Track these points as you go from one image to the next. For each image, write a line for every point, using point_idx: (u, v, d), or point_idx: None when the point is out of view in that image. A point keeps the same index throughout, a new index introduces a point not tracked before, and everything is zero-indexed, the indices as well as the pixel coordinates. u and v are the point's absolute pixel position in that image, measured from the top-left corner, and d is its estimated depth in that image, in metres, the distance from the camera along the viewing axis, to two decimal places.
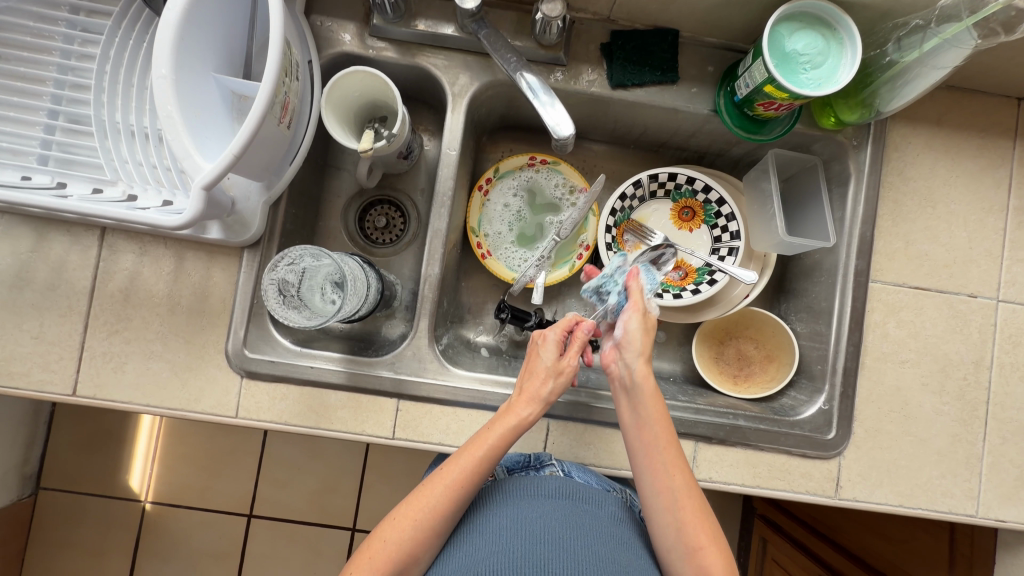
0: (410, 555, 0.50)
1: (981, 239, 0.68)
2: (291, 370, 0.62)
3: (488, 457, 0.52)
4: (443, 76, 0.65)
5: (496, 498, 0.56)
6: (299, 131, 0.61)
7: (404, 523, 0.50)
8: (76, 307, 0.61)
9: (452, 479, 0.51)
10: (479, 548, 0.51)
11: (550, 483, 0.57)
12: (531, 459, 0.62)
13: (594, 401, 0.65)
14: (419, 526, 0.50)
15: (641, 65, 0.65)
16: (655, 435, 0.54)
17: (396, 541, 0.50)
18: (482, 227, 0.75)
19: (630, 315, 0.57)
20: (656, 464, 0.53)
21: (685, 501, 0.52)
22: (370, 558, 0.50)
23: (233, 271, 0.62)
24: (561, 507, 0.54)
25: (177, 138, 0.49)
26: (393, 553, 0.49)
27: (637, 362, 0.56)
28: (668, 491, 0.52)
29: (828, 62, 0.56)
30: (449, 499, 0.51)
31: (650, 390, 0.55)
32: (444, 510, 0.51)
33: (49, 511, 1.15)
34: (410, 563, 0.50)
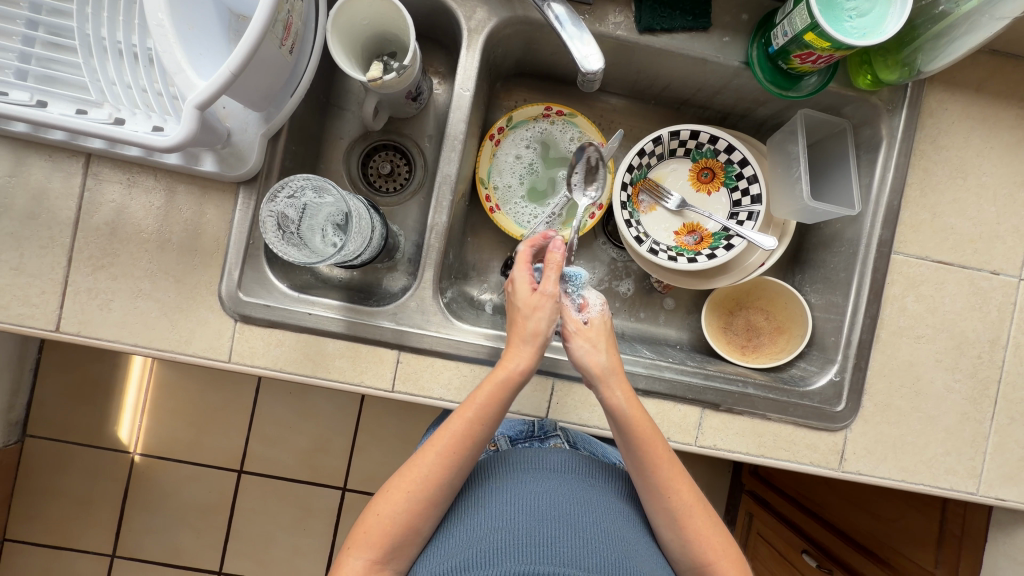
0: (409, 525, 0.48)
1: (1009, 214, 0.65)
2: (287, 315, 0.59)
3: (481, 421, 0.49)
4: (459, 9, 0.60)
5: (499, 471, 0.54)
6: (302, 60, 0.56)
7: (397, 498, 0.48)
8: (59, 239, 0.57)
9: (443, 447, 0.49)
10: (481, 521, 0.49)
11: (556, 457, 0.55)
12: (535, 428, 0.61)
13: None
14: (414, 498, 0.48)
15: (672, 8, 0.60)
16: (647, 460, 0.50)
17: (390, 515, 0.48)
18: (492, 178, 0.71)
19: (573, 345, 0.53)
20: (652, 488, 0.51)
21: (688, 521, 0.50)
22: (365, 533, 0.47)
23: (227, 209, 0.59)
24: (565, 482, 0.53)
25: (168, 50, 0.45)
26: (387, 527, 0.47)
27: (609, 392, 0.51)
28: (669, 511, 0.51)
29: (876, 10, 0.52)
30: (441, 467, 0.48)
31: (637, 418, 0.51)
32: (438, 481, 0.48)
33: (36, 457, 1.13)
34: (411, 533, 0.48)
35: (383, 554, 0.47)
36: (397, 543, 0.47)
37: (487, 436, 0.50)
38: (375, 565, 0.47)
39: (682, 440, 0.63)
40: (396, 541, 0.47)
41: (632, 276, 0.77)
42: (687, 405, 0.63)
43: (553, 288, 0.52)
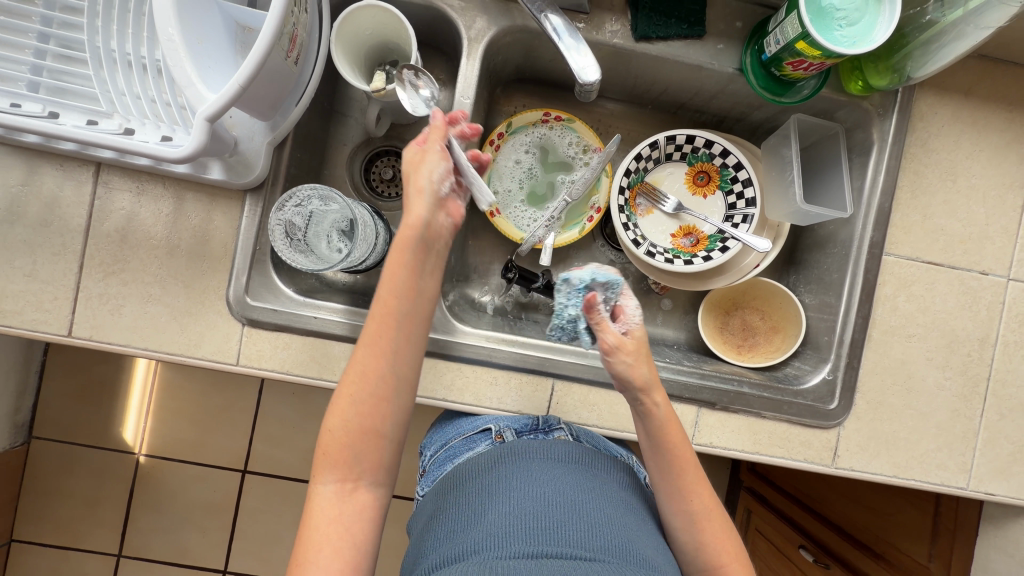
0: (366, 431, 0.48)
1: (998, 215, 0.67)
2: (293, 319, 0.60)
3: (398, 293, 0.49)
4: (459, 18, 0.61)
5: (504, 458, 0.55)
6: (306, 70, 0.58)
7: (346, 404, 0.48)
8: (70, 246, 0.59)
9: (370, 336, 0.49)
10: (490, 507, 0.50)
11: (562, 447, 0.56)
12: (540, 422, 0.60)
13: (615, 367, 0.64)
14: (362, 400, 0.48)
15: (667, 16, 0.62)
16: (671, 463, 0.53)
17: (343, 424, 0.48)
18: (492, 183, 0.73)
19: (614, 360, 0.52)
20: (672, 490, 0.53)
21: (704, 525, 0.52)
22: (326, 456, 0.48)
23: (234, 216, 0.60)
24: (571, 470, 0.54)
25: (178, 65, 0.46)
26: (344, 439, 0.47)
27: (655, 398, 0.53)
28: (686, 513, 0.53)
29: (865, 19, 0.54)
30: (375, 357, 0.48)
31: (667, 419, 0.54)
32: (373, 372, 0.48)
33: (43, 458, 1.15)
34: (368, 436, 0.48)
35: (349, 471, 0.47)
36: (359, 453, 0.47)
37: (411, 307, 0.49)
38: (344, 485, 0.47)
39: None
40: (354, 452, 0.47)
41: (630, 278, 0.79)
42: (683, 404, 0.65)
43: (433, 146, 0.51)
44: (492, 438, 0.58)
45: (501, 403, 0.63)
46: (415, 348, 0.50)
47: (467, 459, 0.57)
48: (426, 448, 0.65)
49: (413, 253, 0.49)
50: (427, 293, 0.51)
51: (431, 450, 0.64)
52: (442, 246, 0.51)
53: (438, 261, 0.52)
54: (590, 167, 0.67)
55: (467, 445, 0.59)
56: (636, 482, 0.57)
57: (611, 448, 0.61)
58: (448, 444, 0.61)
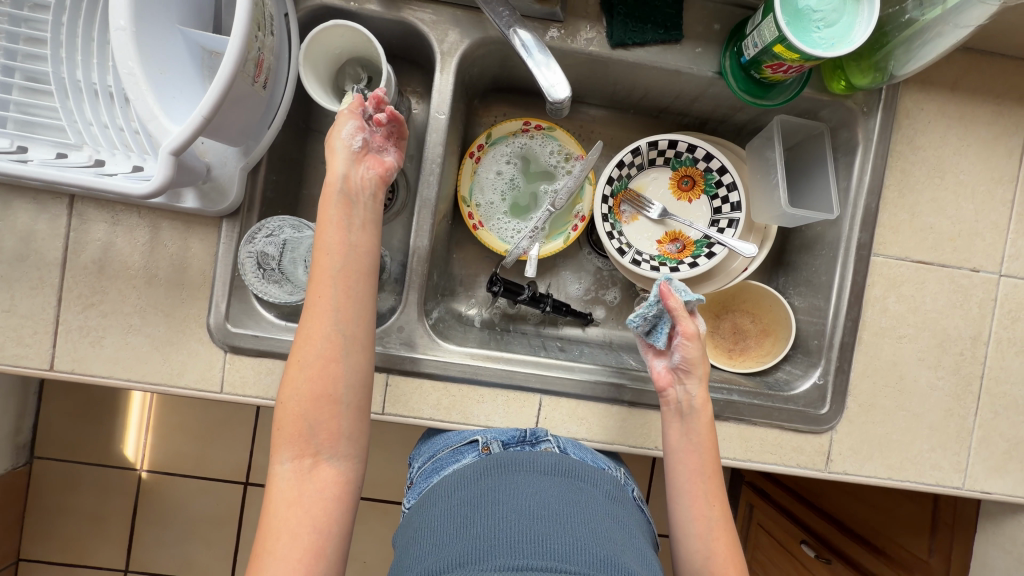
0: (315, 399, 0.47)
1: (988, 211, 0.66)
2: (275, 344, 0.60)
3: (333, 251, 0.49)
4: (431, 32, 0.60)
5: (491, 471, 0.54)
6: (277, 92, 0.57)
7: (295, 372, 0.47)
8: (48, 279, 0.58)
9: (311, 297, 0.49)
10: (477, 518, 0.49)
11: (548, 459, 0.55)
12: (527, 434, 0.60)
13: (639, 384, 0.65)
14: (309, 365, 0.47)
15: (643, 21, 0.60)
16: (703, 464, 0.57)
17: (293, 394, 0.47)
18: (473, 196, 0.72)
19: (688, 343, 0.58)
20: (696, 493, 0.56)
21: (718, 532, 0.54)
22: (282, 433, 0.47)
23: (211, 243, 0.59)
24: (557, 482, 0.53)
25: (140, 98, 0.45)
26: (297, 411, 0.47)
27: (697, 388, 0.59)
28: (704, 518, 0.55)
29: (843, 19, 0.52)
30: (317, 318, 0.48)
31: (706, 418, 0.58)
32: (317, 334, 0.48)
33: (44, 479, 1.15)
34: (318, 403, 0.47)
35: (303, 444, 0.46)
36: (312, 424, 0.47)
37: (345, 263, 0.49)
38: (302, 460, 0.46)
39: None
40: (306, 421, 0.47)
41: (617, 285, 0.79)
42: None
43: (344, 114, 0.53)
44: (478, 450, 0.58)
45: (488, 420, 0.63)
46: (358, 306, 0.49)
47: (454, 472, 0.56)
48: (415, 460, 0.65)
49: (336, 208, 0.50)
50: (362, 245, 0.50)
51: (419, 462, 0.63)
52: (367, 198, 0.52)
53: (370, 213, 0.52)
54: (571, 177, 0.66)
55: (454, 457, 0.59)
56: (621, 494, 0.57)
57: (599, 460, 0.60)
58: (435, 456, 0.61)
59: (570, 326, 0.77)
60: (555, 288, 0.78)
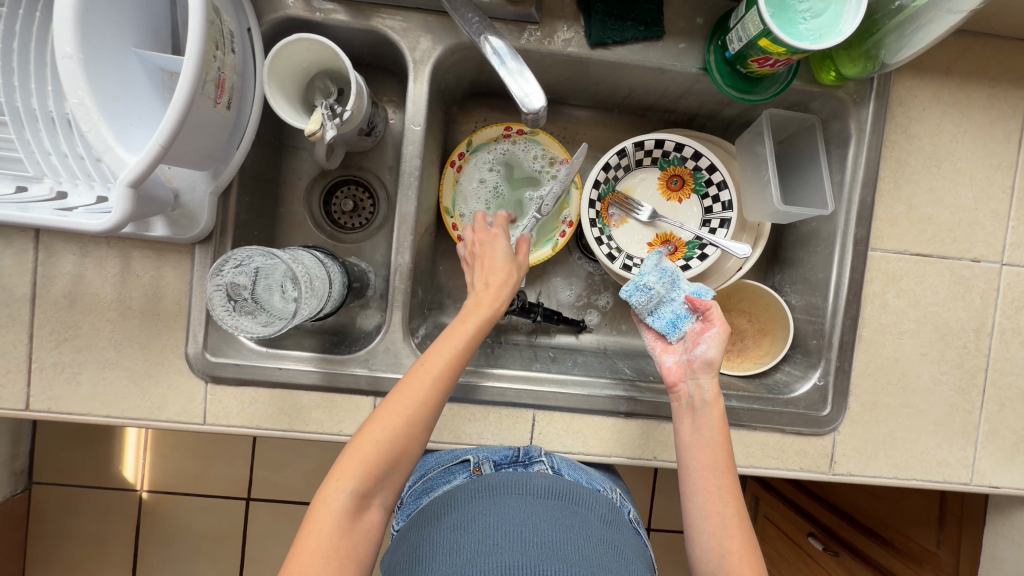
0: (402, 453, 0.46)
1: (987, 199, 0.63)
2: (257, 372, 0.58)
3: (469, 345, 0.50)
4: (402, 40, 0.58)
5: (483, 494, 0.53)
6: (244, 111, 0.55)
7: (400, 422, 0.46)
8: (19, 315, 0.56)
9: (439, 372, 0.48)
10: (467, 540, 0.48)
11: (540, 481, 0.54)
12: (520, 454, 0.59)
13: (633, 392, 0.63)
14: (413, 424, 0.47)
15: (622, 19, 0.58)
16: (715, 459, 0.53)
17: (381, 436, 0.46)
18: (457, 207, 0.69)
19: (715, 335, 0.56)
20: (710, 488, 0.52)
21: (733, 530, 0.50)
22: (359, 464, 0.45)
23: (185, 270, 0.57)
24: (549, 506, 0.52)
25: (92, 128, 0.43)
26: (383, 455, 0.46)
27: (710, 382, 0.55)
28: (717, 514, 0.50)
29: (830, 9, 0.50)
30: (437, 389, 0.48)
31: (718, 412, 0.54)
32: (431, 405, 0.48)
33: (43, 506, 1.14)
34: (400, 461, 0.47)
35: (372, 486, 0.45)
36: (388, 472, 0.46)
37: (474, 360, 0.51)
38: (363, 499, 0.45)
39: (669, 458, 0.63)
40: (382, 468, 0.46)
41: (610, 289, 0.77)
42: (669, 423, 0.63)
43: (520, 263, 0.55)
44: (470, 470, 0.57)
45: (481, 438, 0.62)
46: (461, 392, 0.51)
47: (443, 493, 0.55)
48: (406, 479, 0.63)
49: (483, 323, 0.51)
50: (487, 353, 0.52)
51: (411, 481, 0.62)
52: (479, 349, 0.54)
53: None
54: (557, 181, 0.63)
55: (444, 477, 0.58)
56: (616, 518, 0.56)
57: (594, 481, 0.60)
58: (426, 476, 0.60)
59: (563, 334, 0.75)
60: (546, 296, 0.76)
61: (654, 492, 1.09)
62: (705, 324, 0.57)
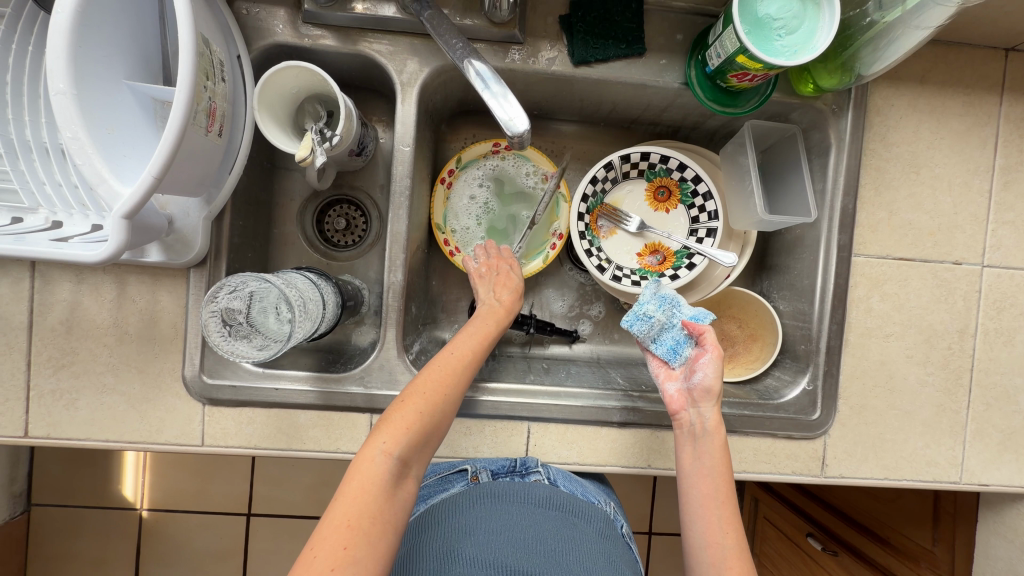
0: (437, 427, 0.49)
1: (966, 203, 0.65)
2: (254, 393, 0.59)
3: (491, 339, 0.56)
4: (390, 63, 0.59)
5: (485, 502, 0.54)
6: (236, 136, 0.56)
7: (440, 396, 0.49)
8: (16, 343, 0.57)
9: (470, 358, 0.53)
10: (467, 544, 0.49)
11: (540, 491, 0.56)
12: (517, 464, 0.60)
13: (628, 402, 0.64)
14: (449, 400, 0.50)
15: (604, 38, 0.59)
16: (715, 487, 0.53)
17: (422, 408, 0.48)
18: (448, 223, 0.70)
19: (710, 359, 0.56)
20: (710, 518, 0.52)
21: (732, 562, 0.50)
22: (405, 431, 0.47)
23: (180, 294, 0.58)
24: (549, 516, 0.53)
25: (86, 161, 0.43)
26: (425, 424, 0.48)
27: (711, 411, 0.56)
28: (717, 545, 0.51)
29: (804, 26, 0.51)
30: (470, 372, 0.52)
31: (718, 441, 0.55)
32: (462, 386, 0.51)
33: (43, 528, 1.13)
34: (434, 434, 0.49)
35: (414, 453, 0.47)
36: (426, 442, 0.48)
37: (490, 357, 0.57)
38: (404, 466, 0.46)
39: (664, 465, 0.64)
40: (421, 438, 0.48)
41: (601, 299, 0.78)
42: (666, 432, 0.64)
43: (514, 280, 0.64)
44: (467, 479, 0.59)
45: (477, 451, 0.63)
46: None
47: (442, 500, 0.57)
48: None
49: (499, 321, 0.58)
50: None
51: None
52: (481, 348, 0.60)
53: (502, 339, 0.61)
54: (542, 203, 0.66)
55: (441, 485, 0.59)
56: (612, 532, 0.57)
57: (589, 494, 0.61)
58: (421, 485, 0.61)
59: (557, 344, 0.76)
60: (538, 307, 0.77)
61: (653, 497, 1.10)
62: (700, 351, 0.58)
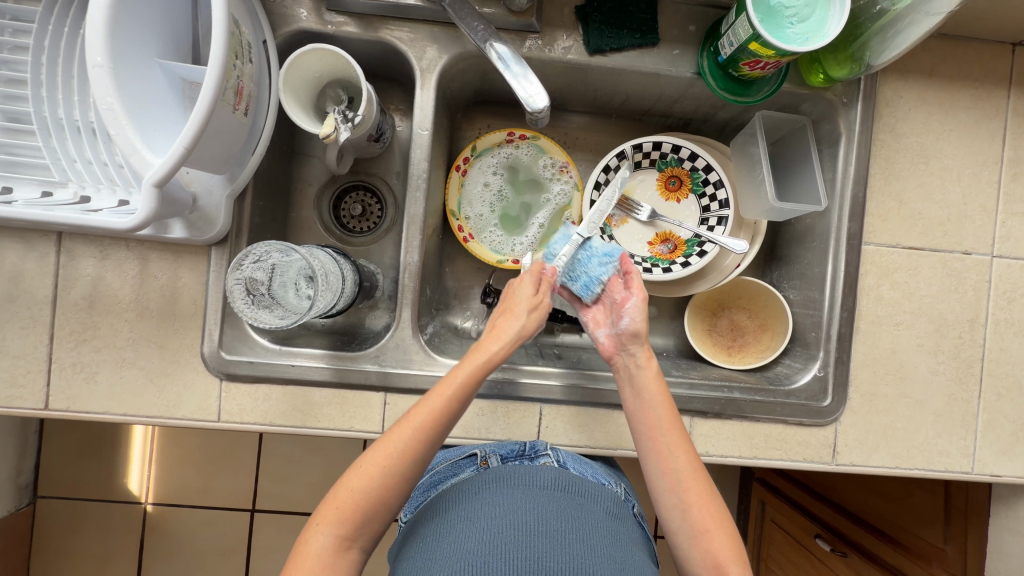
0: (379, 502, 0.48)
1: (975, 194, 0.66)
2: (270, 369, 0.60)
3: (455, 398, 0.51)
4: (410, 50, 0.61)
5: (490, 486, 0.54)
6: (260, 117, 0.58)
7: (375, 470, 0.48)
8: (40, 317, 0.58)
9: (418, 423, 0.49)
10: (470, 533, 0.49)
11: (546, 474, 0.55)
12: (526, 448, 0.60)
13: (589, 381, 0.64)
14: (389, 472, 0.48)
15: (619, 27, 0.61)
16: (658, 419, 0.54)
17: (357, 485, 0.48)
18: (462, 209, 0.72)
19: (630, 304, 0.57)
20: (660, 447, 0.53)
21: (688, 483, 0.51)
22: (337, 508, 0.48)
23: (202, 271, 0.59)
24: (554, 498, 0.53)
25: (120, 132, 0.45)
26: (360, 501, 0.48)
27: (641, 351, 0.57)
28: (672, 471, 0.52)
29: (815, 14, 0.53)
30: (416, 442, 0.49)
31: (652, 374, 0.56)
32: (406, 458, 0.49)
33: (48, 520, 1.13)
34: (378, 508, 0.48)
35: (351, 530, 0.47)
36: (366, 519, 0.48)
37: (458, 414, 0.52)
38: (341, 543, 0.47)
39: None
40: (358, 514, 0.47)
41: None
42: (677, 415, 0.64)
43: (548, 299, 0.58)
44: (477, 464, 0.58)
45: (489, 433, 0.63)
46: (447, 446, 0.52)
47: (451, 484, 0.56)
48: None
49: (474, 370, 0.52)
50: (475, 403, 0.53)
51: None
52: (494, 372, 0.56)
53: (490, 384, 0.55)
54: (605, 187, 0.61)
55: (452, 471, 0.59)
56: (621, 511, 0.57)
57: (599, 475, 0.61)
58: (433, 470, 0.61)
59: (568, 333, 0.77)
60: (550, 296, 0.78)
61: None
62: (624, 296, 0.58)
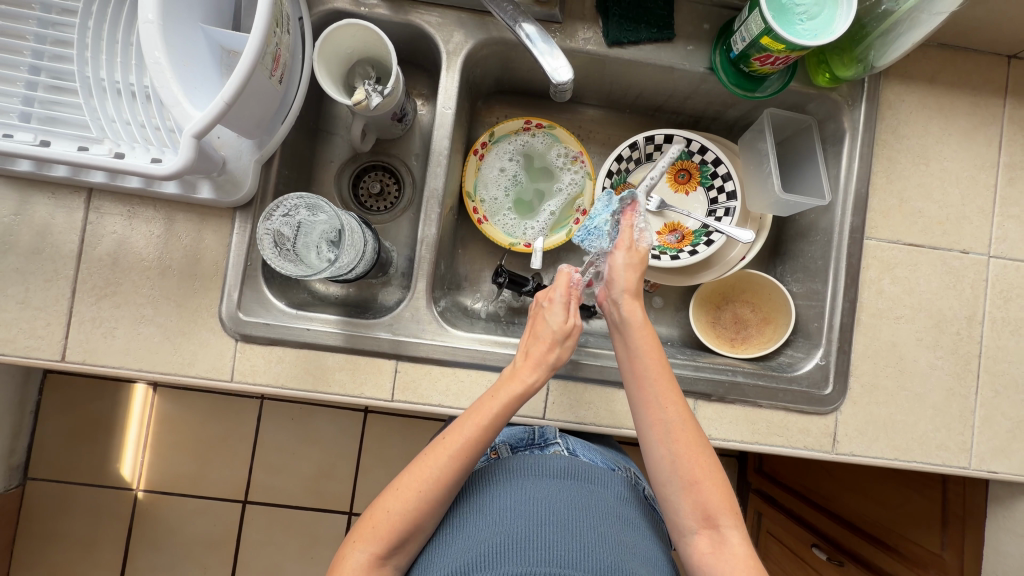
0: (415, 523, 0.49)
1: (973, 196, 0.68)
2: (285, 332, 0.61)
3: (490, 424, 0.51)
4: (438, 34, 0.64)
5: (499, 479, 0.55)
6: (291, 89, 0.60)
7: (411, 495, 0.49)
8: (63, 271, 0.59)
9: (455, 449, 0.50)
10: (483, 526, 0.50)
11: (556, 462, 0.56)
12: (536, 437, 0.62)
13: (582, 358, 0.65)
14: (426, 496, 0.49)
15: (637, 22, 0.64)
16: (646, 368, 0.54)
17: (393, 505, 0.49)
18: (478, 192, 0.74)
19: (615, 253, 0.58)
20: (647, 399, 0.54)
21: (677, 433, 0.52)
22: (373, 527, 0.49)
23: (225, 233, 0.61)
24: (564, 487, 0.54)
25: (165, 85, 0.47)
26: (397, 521, 0.49)
27: (630, 303, 0.56)
28: (660, 423, 0.53)
29: (824, 12, 0.56)
30: (449, 463, 0.50)
31: (640, 324, 0.56)
32: (443, 485, 0.50)
33: (38, 499, 1.12)
34: (415, 530, 0.49)
35: (388, 548, 0.48)
36: (403, 538, 0.49)
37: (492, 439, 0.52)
38: (377, 561, 0.48)
39: None
40: (395, 535, 0.49)
41: None
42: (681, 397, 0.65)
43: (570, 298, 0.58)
44: (489, 455, 0.61)
45: None
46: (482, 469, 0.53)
47: None
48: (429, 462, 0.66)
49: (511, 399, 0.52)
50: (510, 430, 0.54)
51: None
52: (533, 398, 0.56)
53: None
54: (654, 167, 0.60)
55: None
56: (632, 495, 0.58)
57: (608, 462, 0.61)
58: None
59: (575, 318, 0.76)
60: None
61: None
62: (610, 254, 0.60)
